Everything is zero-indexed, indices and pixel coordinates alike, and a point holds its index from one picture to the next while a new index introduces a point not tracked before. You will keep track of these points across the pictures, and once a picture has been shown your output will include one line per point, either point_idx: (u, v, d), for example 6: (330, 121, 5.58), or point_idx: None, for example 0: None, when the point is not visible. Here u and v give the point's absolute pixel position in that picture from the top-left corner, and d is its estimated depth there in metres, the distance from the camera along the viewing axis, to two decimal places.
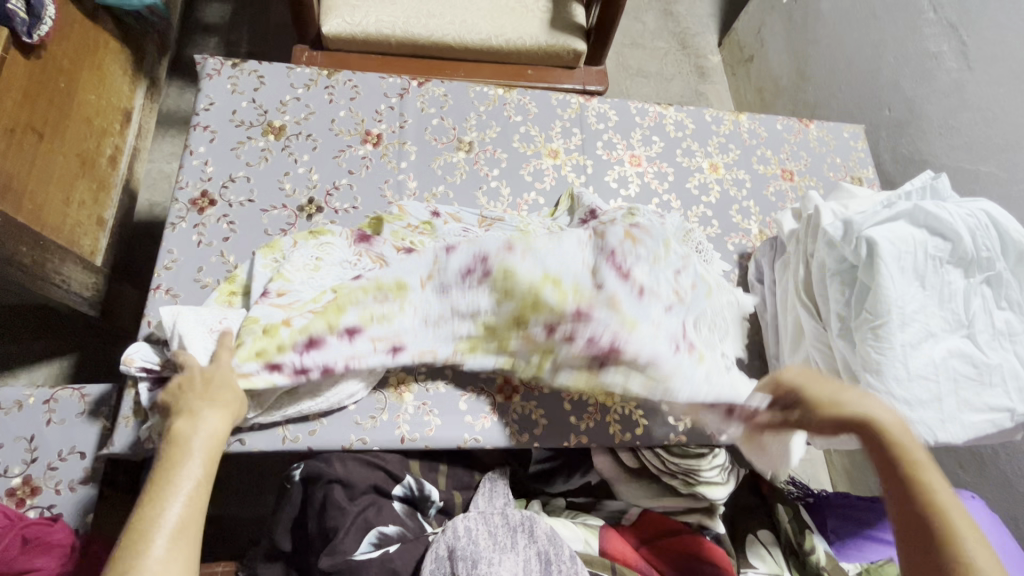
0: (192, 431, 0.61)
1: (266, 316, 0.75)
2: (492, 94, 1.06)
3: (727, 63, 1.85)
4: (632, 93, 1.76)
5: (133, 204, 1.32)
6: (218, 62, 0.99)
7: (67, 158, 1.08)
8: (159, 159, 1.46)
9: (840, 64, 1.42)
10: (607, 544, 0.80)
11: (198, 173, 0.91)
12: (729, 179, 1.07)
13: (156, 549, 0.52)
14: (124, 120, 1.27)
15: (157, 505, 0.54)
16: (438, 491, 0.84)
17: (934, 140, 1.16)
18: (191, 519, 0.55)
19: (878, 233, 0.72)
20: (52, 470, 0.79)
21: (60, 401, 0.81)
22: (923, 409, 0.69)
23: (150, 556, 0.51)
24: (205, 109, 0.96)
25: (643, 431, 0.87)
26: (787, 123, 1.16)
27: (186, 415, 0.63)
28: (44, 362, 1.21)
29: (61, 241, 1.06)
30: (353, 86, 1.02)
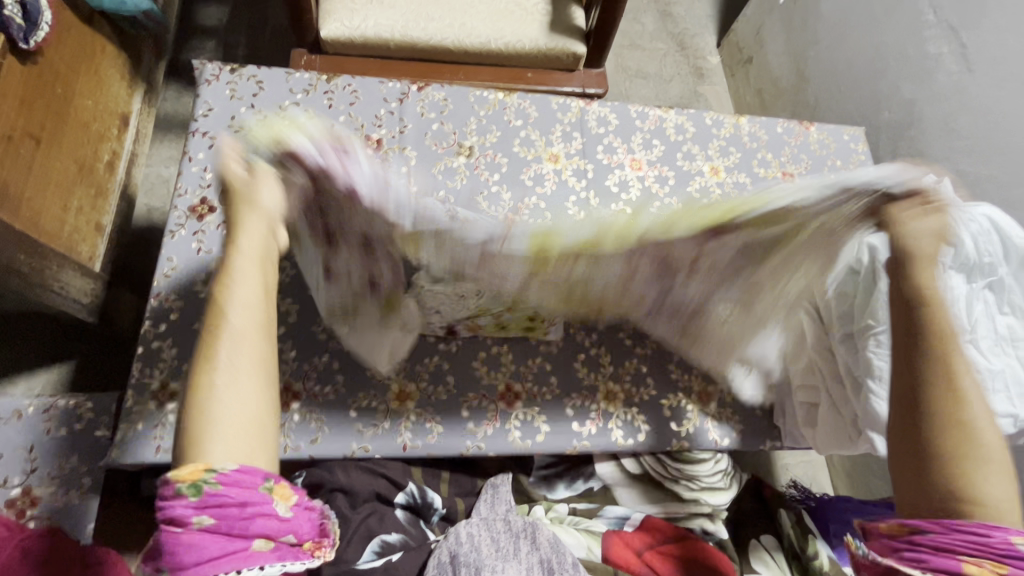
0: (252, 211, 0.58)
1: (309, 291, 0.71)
2: (493, 98, 1.05)
3: (726, 65, 1.85)
4: (631, 95, 1.76)
5: (131, 209, 1.32)
6: (217, 67, 0.99)
7: (64, 165, 1.07)
8: (157, 164, 1.46)
9: (840, 66, 1.42)
10: (609, 549, 0.80)
11: (197, 180, 0.91)
12: (729, 182, 1.07)
13: (214, 378, 0.46)
14: (121, 125, 1.26)
15: (219, 308, 0.50)
16: (440, 498, 0.84)
17: (934, 143, 1.16)
18: (251, 324, 0.50)
19: (882, 238, 0.72)
20: (53, 479, 0.78)
21: (60, 410, 0.81)
22: None
23: (209, 384, 0.46)
24: (204, 115, 0.95)
25: (645, 436, 0.86)
26: (787, 125, 1.16)
27: (248, 201, 0.59)
28: (43, 369, 1.20)
29: (59, 248, 1.06)
30: (352, 90, 1.01)
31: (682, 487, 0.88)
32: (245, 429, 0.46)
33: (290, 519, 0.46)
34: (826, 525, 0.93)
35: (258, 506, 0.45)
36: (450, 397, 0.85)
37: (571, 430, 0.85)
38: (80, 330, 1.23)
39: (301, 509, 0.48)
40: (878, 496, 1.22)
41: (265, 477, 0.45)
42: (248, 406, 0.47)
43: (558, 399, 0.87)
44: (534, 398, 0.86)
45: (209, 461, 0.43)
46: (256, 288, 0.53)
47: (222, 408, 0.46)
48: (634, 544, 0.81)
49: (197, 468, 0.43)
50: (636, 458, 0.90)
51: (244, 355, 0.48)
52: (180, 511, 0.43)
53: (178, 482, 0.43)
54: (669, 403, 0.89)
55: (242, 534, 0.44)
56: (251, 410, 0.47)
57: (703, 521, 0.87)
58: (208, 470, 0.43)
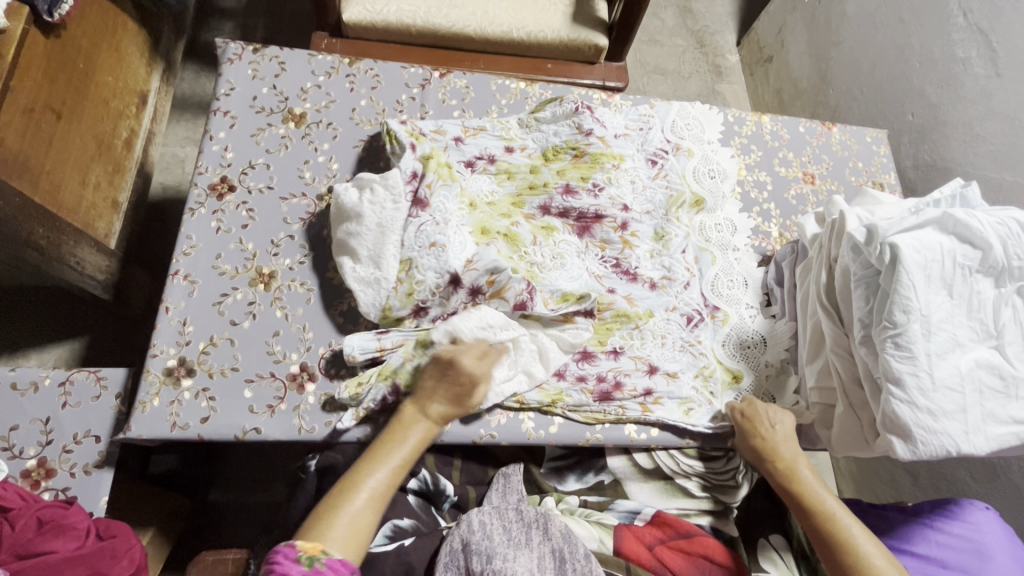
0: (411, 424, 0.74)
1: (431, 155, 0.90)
2: (514, 87, 1.06)
3: (745, 63, 1.85)
4: (649, 91, 1.76)
5: (147, 187, 1.32)
6: (240, 47, 0.98)
7: (83, 140, 1.07)
8: (173, 143, 1.46)
9: (863, 67, 1.41)
10: (621, 542, 0.80)
11: (218, 159, 0.90)
12: (750, 180, 1.07)
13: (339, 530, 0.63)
14: (139, 103, 1.26)
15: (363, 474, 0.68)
16: (452, 486, 0.84)
17: (957, 148, 1.15)
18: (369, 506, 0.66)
19: (903, 239, 0.70)
20: (68, 453, 0.78)
21: (75, 384, 0.81)
22: (948, 419, 0.68)
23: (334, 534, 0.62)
24: (226, 94, 0.95)
25: (659, 431, 0.86)
26: (809, 125, 1.15)
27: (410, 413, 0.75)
28: (55, 344, 1.20)
29: (76, 223, 1.06)
30: (374, 75, 1.01)
31: (695, 483, 0.88)
32: (362, 529, 0.64)
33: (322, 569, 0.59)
34: None
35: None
36: None
37: (585, 422, 0.85)
38: (93, 306, 1.23)
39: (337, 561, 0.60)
40: (883, 500, 1.22)
41: (350, 570, 0.61)
42: (359, 526, 0.64)
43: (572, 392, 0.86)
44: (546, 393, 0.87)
45: (324, 547, 0.61)
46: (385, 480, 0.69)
47: (348, 527, 0.64)
48: (645, 538, 0.81)
49: (318, 547, 0.60)
50: (649, 452, 0.89)
51: (368, 506, 0.66)
52: (292, 572, 0.58)
53: (301, 551, 0.59)
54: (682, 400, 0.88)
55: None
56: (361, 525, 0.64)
57: (711, 520, 0.87)
58: (322, 552, 0.60)
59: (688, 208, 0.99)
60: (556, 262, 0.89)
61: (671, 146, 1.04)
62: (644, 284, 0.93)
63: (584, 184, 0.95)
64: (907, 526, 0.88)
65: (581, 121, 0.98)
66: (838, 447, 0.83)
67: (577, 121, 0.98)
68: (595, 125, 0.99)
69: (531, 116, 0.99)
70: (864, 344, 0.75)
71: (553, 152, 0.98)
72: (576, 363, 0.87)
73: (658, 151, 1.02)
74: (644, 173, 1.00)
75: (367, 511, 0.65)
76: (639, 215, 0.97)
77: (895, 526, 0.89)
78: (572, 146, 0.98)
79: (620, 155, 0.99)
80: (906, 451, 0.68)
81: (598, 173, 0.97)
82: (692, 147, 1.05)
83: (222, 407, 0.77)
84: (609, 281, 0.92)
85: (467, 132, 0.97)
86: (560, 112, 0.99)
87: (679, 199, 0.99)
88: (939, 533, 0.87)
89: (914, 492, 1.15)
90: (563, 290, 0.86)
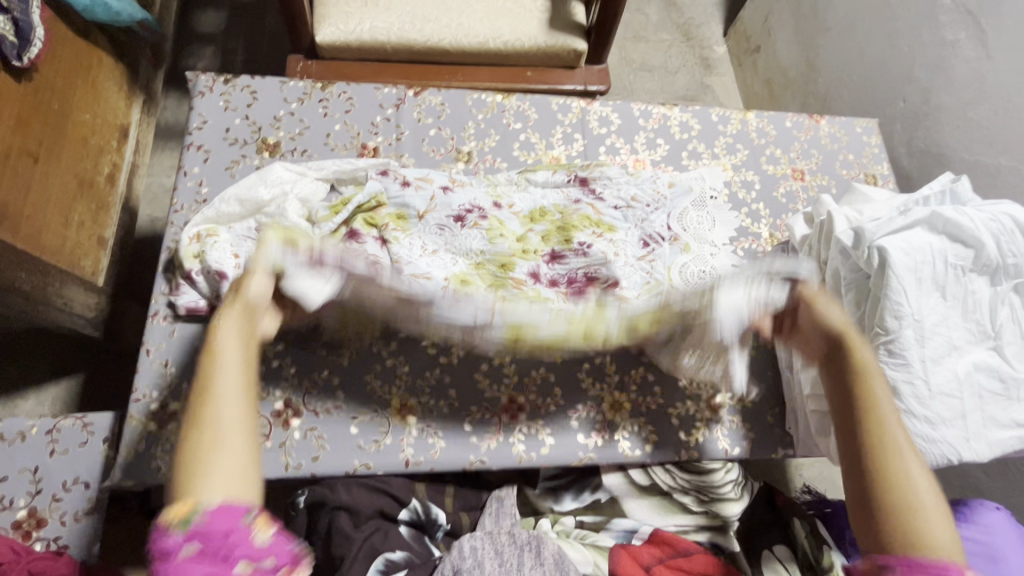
0: (215, 337, 0.61)
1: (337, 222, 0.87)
2: (491, 101, 1.05)
3: (734, 53, 1.81)
4: (635, 88, 1.73)
5: (133, 221, 1.32)
6: (210, 78, 0.98)
7: (63, 180, 1.07)
8: (158, 174, 1.45)
9: (852, 54, 1.38)
10: (617, 563, 0.77)
11: (192, 195, 0.90)
12: (737, 181, 1.05)
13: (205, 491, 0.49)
14: (120, 137, 1.26)
15: (215, 407, 0.55)
16: (444, 513, 0.83)
17: (952, 133, 1.12)
18: (236, 421, 0.54)
19: (892, 242, 0.68)
20: (58, 501, 0.78)
21: (62, 431, 0.81)
22: (947, 427, 0.65)
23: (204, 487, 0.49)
24: (198, 128, 0.94)
25: (653, 447, 0.85)
26: (797, 119, 1.13)
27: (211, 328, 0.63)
28: (52, 383, 1.21)
29: (62, 263, 1.06)
30: (347, 98, 1.00)
31: (692, 498, 0.87)
32: (202, 449, 0.52)
33: (270, 545, 0.49)
34: (841, 534, 0.90)
35: (242, 538, 0.48)
36: (452, 410, 0.83)
37: (577, 443, 0.84)
38: (85, 344, 1.23)
39: (281, 535, 0.51)
40: None
41: (246, 511, 0.49)
42: (236, 417, 0.55)
43: (563, 411, 0.85)
44: (539, 410, 0.85)
45: (198, 499, 0.48)
46: (243, 434, 0.54)
47: (221, 468, 0.51)
48: (642, 558, 0.79)
49: (186, 505, 0.48)
50: (645, 469, 0.87)
51: (231, 441, 0.53)
52: (172, 543, 0.46)
53: (171, 521, 0.47)
54: (677, 411, 0.87)
55: (224, 561, 0.47)
56: (229, 418, 0.54)
57: (711, 536, 0.85)
58: (196, 505, 0.48)
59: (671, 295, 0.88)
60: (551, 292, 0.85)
61: (669, 234, 0.95)
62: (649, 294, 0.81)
63: (568, 248, 0.90)
64: None
65: (569, 191, 0.97)
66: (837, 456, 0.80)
67: (567, 191, 0.97)
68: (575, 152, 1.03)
69: (522, 175, 0.98)
70: None
71: (540, 212, 0.95)
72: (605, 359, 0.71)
73: (651, 234, 0.93)
74: (632, 250, 0.92)
75: (239, 418, 0.55)
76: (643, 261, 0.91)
77: None
78: (559, 210, 0.95)
79: (610, 225, 0.94)
80: None
81: (582, 234, 0.92)
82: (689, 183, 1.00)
83: None
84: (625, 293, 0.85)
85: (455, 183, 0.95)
86: (551, 180, 0.98)
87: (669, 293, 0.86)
88: None
89: None
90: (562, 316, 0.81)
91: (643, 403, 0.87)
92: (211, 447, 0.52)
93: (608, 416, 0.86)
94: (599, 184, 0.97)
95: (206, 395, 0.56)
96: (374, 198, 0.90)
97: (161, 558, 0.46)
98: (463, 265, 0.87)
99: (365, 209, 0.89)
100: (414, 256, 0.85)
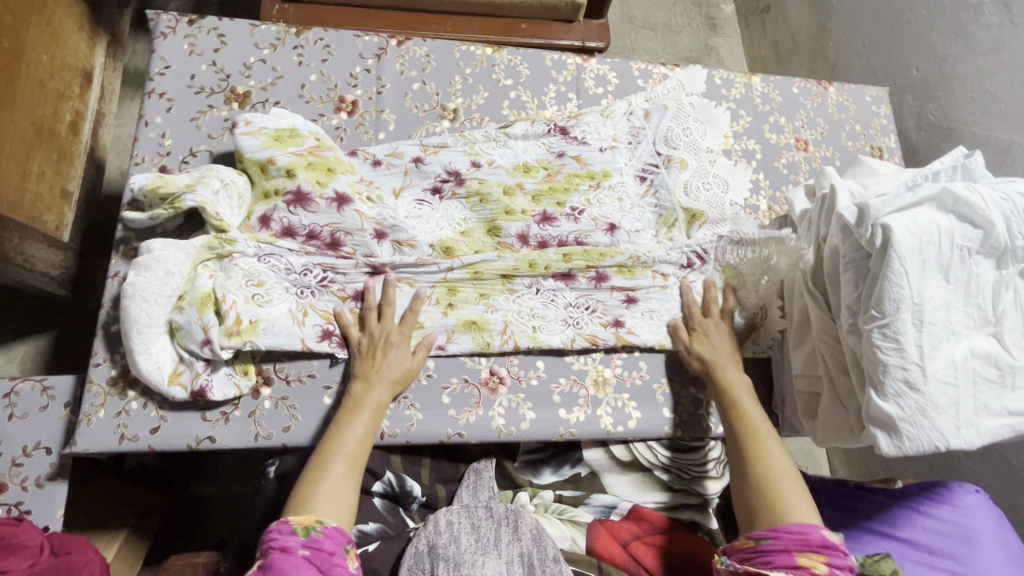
0: (367, 391, 0.73)
1: (251, 149, 0.80)
2: (480, 54, 0.98)
3: (741, 14, 1.73)
4: (636, 48, 1.66)
5: (101, 173, 1.25)
6: (173, 18, 0.90)
7: (19, 127, 1.00)
8: (128, 124, 1.37)
9: (865, 17, 1.30)
10: (594, 541, 0.77)
11: (155, 146, 0.84)
12: (738, 149, 1.00)
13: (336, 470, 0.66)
14: (83, 83, 1.18)
15: (339, 438, 0.69)
16: (420, 486, 0.80)
17: (963, 104, 1.06)
18: (360, 455, 0.69)
19: (897, 220, 0.64)
20: (18, 466, 0.75)
21: (21, 394, 0.77)
22: (938, 414, 0.63)
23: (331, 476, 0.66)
24: (160, 73, 0.87)
25: (636, 423, 0.83)
26: (803, 86, 1.07)
27: (363, 380, 0.74)
28: (20, 342, 1.17)
29: (21, 217, 1.00)
30: (324, 46, 0.93)
31: (673, 476, 0.84)
32: (340, 501, 0.64)
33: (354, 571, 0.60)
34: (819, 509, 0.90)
35: (340, 563, 0.58)
36: (430, 381, 0.81)
37: (559, 417, 0.82)
38: (54, 302, 1.19)
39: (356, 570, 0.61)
40: (877, 477, 1.20)
41: (346, 539, 0.61)
42: (343, 493, 0.65)
43: (545, 385, 0.83)
44: (520, 383, 0.83)
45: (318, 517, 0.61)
46: (346, 472, 0.67)
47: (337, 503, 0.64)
48: (620, 535, 0.78)
49: (311, 518, 0.60)
50: (627, 444, 0.86)
51: (343, 480, 0.66)
52: (291, 543, 0.57)
53: (296, 523, 0.59)
54: (664, 387, 0.85)
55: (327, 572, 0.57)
56: (346, 493, 0.65)
57: (692, 514, 0.82)
58: (318, 521, 0.60)
59: (683, 225, 0.90)
60: (500, 139, 0.92)
61: (662, 158, 0.93)
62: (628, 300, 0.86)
63: (560, 211, 0.89)
64: (893, 510, 0.86)
65: (551, 143, 0.93)
66: (822, 438, 0.78)
67: (548, 142, 0.93)
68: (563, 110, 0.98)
69: (501, 129, 0.93)
70: (852, 332, 0.70)
71: (524, 167, 0.91)
72: (553, 282, 0.85)
73: (646, 165, 0.92)
74: (632, 190, 0.92)
75: (344, 482, 0.66)
76: (627, 234, 0.89)
77: (878, 511, 0.87)
78: (544, 165, 0.92)
79: (603, 172, 0.92)
80: (891, 446, 0.64)
81: (574, 196, 0.90)
82: (665, 101, 0.97)
83: (172, 416, 0.74)
84: (612, 312, 0.85)
85: (427, 151, 0.89)
86: (531, 131, 0.93)
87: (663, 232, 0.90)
88: (927, 518, 0.84)
89: (906, 468, 1.13)
90: (518, 159, 0.91)
91: (628, 379, 0.85)
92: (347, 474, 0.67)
93: (592, 391, 0.84)
94: (578, 133, 0.94)
95: (332, 449, 0.68)
96: (316, 139, 0.84)
97: (279, 553, 0.57)
98: (448, 231, 0.86)
99: (312, 151, 0.82)
100: (400, 217, 0.84)
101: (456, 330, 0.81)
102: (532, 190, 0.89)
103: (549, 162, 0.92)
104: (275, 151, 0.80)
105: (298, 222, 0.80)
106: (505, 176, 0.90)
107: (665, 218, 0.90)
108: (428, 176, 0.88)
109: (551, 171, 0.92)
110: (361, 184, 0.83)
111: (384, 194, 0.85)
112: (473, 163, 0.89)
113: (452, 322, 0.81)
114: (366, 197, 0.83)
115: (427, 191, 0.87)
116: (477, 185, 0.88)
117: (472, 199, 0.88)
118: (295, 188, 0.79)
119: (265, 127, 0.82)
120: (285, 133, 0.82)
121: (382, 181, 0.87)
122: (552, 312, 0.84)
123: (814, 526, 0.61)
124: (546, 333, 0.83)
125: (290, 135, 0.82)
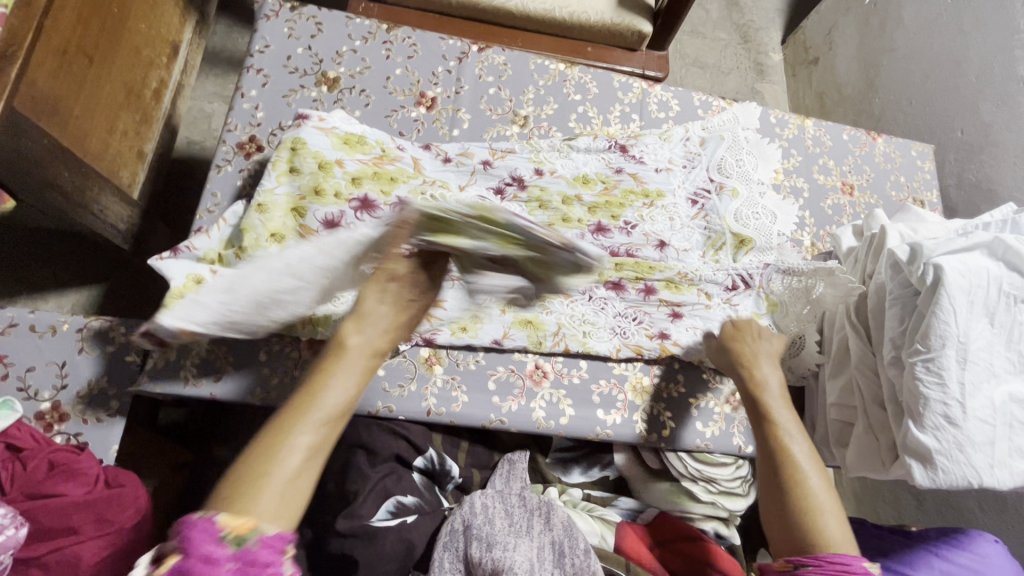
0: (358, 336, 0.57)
1: (321, 148, 0.84)
2: (553, 68, 1.04)
3: (789, 62, 1.80)
4: (686, 84, 1.73)
5: (172, 139, 1.31)
6: (278, 4, 0.97)
7: (113, 86, 1.06)
8: (200, 98, 1.44)
9: (915, 77, 1.36)
10: (622, 540, 0.79)
11: (248, 117, 0.89)
12: (786, 186, 1.04)
13: (299, 440, 0.49)
14: (170, 54, 1.25)
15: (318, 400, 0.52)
16: (458, 467, 0.84)
17: (1006, 169, 1.10)
18: (327, 438, 0.51)
19: (948, 261, 0.67)
20: (81, 399, 0.79)
21: (93, 330, 0.81)
22: (973, 451, 0.65)
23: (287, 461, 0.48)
24: (260, 51, 0.93)
25: (669, 433, 0.86)
26: (853, 134, 1.12)
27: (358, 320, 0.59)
28: (73, 289, 1.21)
29: (101, 169, 1.05)
30: (412, 44, 0.99)
31: (701, 488, 0.87)
32: (289, 500, 0.47)
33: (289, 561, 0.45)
34: None
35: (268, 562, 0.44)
36: (477, 368, 0.84)
37: (597, 417, 0.85)
38: (111, 255, 1.24)
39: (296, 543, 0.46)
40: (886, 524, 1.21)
41: (288, 542, 0.46)
42: (296, 487, 0.48)
43: (586, 385, 0.86)
44: (561, 379, 0.86)
45: (255, 519, 0.44)
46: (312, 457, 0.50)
47: (278, 505, 0.46)
48: (646, 538, 0.80)
49: (245, 522, 0.44)
50: (658, 452, 0.88)
51: (298, 474, 0.48)
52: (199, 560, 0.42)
53: (221, 529, 0.43)
54: (698, 401, 0.88)
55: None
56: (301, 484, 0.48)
57: (716, 526, 0.85)
58: (252, 528, 0.44)
59: (730, 249, 0.94)
60: (564, 150, 0.97)
61: (714, 185, 0.97)
62: (669, 313, 0.89)
63: (615, 223, 0.93)
64: (911, 552, 0.87)
65: (611, 159, 0.97)
66: (851, 468, 0.80)
67: (607, 157, 0.98)
68: (624, 129, 1.03)
69: (565, 141, 0.97)
70: (894, 364, 0.73)
71: (584, 178, 0.96)
72: (606, 291, 0.89)
73: (699, 190, 0.96)
74: (684, 211, 0.96)
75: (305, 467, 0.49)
76: (676, 252, 0.92)
77: (896, 551, 0.88)
78: (602, 179, 0.96)
79: (658, 191, 0.97)
80: (925, 477, 0.66)
81: (628, 211, 0.94)
82: (722, 132, 1.02)
83: (236, 369, 0.78)
84: (658, 324, 0.89)
85: (495, 155, 0.94)
86: (593, 146, 0.97)
87: (712, 252, 0.94)
88: (944, 561, 0.85)
89: (918, 517, 1.14)
90: (578, 171, 0.96)
91: (666, 390, 0.88)
92: (296, 477, 0.48)
93: (630, 397, 0.86)
94: (637, 152, 0.99)
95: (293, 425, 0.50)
96: (381, 150, 0.88)
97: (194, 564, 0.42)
98: None
99: (378, 162, 0.86)
100: None
101: (511, 327, 0.85)
102: (591, 201, 0.94)
103: (607, 176, 0.96)
104: (344, 157, 0.85)
105: (364, 226, 0.82)
106: (565, 186, 0.94)
107: (714, 241, 0.94)
108: (494, 178, 0.92)
109: (608, 184, 0.96)
110: (426, 186, 0.87)
111: (450, 186, 0.90)
112: (535, 170, 0.94)
113: (510, 319, 0.85)
114: (428, 197, 0.86)
115: (490, 191, 0.91)
116: (538, 192, 0.93)
117: (531, 202, 0.92)
118: (362, 196, 0.82)
119: (337, 128, 0.86)
120: (354, 138, 0.87)
121: (449, 178, 0.90)
122: (603, 319, 0.88)
123: (855, 557, 0.62)
124: (595, 340, 0.86)
125: (360, 142, 0.87)
